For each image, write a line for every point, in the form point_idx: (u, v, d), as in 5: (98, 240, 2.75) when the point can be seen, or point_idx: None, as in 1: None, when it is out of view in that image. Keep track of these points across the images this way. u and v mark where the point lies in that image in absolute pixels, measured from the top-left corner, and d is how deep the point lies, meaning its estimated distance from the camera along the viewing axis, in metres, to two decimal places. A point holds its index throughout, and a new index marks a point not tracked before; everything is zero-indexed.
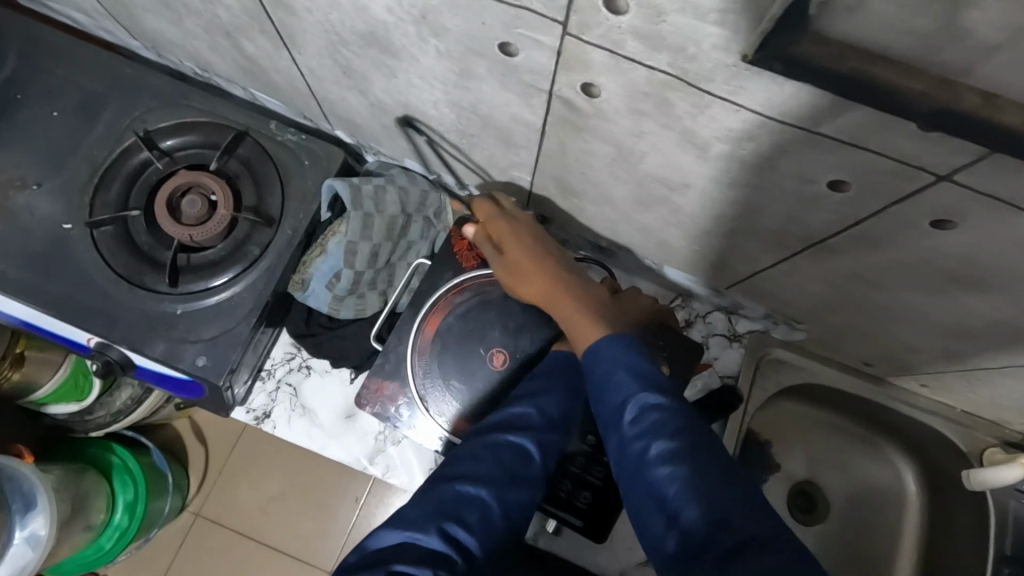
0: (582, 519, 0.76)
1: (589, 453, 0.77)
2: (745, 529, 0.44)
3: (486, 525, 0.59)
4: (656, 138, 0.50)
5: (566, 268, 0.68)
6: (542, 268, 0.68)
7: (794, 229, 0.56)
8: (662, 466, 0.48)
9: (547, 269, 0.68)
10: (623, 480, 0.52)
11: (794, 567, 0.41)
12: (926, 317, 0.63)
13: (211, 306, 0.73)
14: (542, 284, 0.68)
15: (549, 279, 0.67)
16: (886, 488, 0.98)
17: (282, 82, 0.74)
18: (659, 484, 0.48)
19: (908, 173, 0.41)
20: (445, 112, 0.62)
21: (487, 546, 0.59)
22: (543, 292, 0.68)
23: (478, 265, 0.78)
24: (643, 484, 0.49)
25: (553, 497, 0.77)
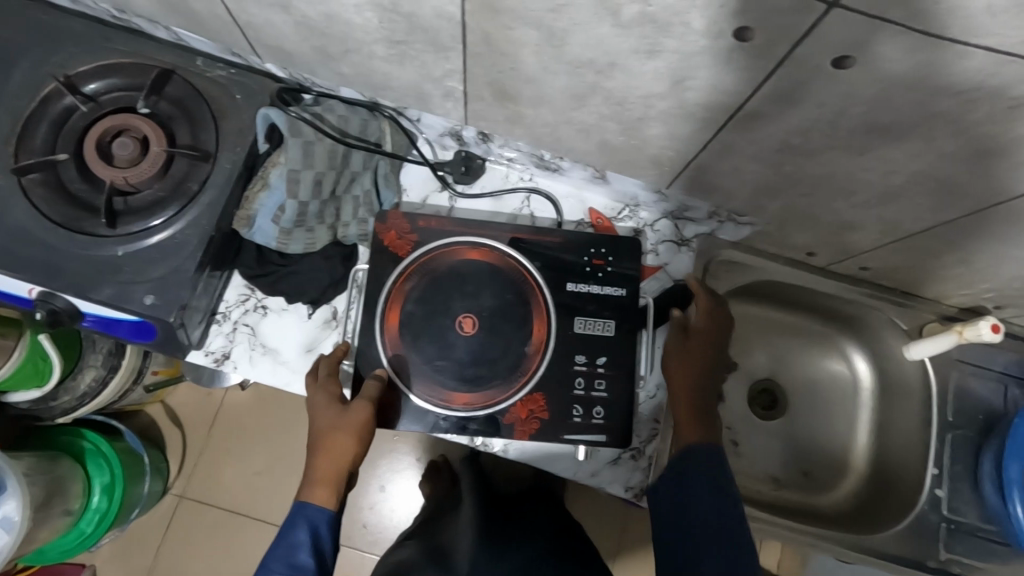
0: (604, 433, 0.78)
1: (586, 372, 0.79)
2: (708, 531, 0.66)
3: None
4: (573, 9, 0.51)
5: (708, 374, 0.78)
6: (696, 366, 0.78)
7: (717, 99, 0.57)
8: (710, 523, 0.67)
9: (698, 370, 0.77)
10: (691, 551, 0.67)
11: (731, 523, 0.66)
12: (851, 183, 0.66)
13: (153, 247, 0.72)
14: (692, 382, 0.77)
15: (698, 378, 0.77)
16: (840, 381, 1.01)
17: (201, 12, 0.72)
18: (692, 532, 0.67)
19: (807, 6, 0.43)
20: (369, 17, 0.61)
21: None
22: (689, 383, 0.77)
23: (414, 248, 0.81)
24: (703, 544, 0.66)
25: (568, 426, 0.78)
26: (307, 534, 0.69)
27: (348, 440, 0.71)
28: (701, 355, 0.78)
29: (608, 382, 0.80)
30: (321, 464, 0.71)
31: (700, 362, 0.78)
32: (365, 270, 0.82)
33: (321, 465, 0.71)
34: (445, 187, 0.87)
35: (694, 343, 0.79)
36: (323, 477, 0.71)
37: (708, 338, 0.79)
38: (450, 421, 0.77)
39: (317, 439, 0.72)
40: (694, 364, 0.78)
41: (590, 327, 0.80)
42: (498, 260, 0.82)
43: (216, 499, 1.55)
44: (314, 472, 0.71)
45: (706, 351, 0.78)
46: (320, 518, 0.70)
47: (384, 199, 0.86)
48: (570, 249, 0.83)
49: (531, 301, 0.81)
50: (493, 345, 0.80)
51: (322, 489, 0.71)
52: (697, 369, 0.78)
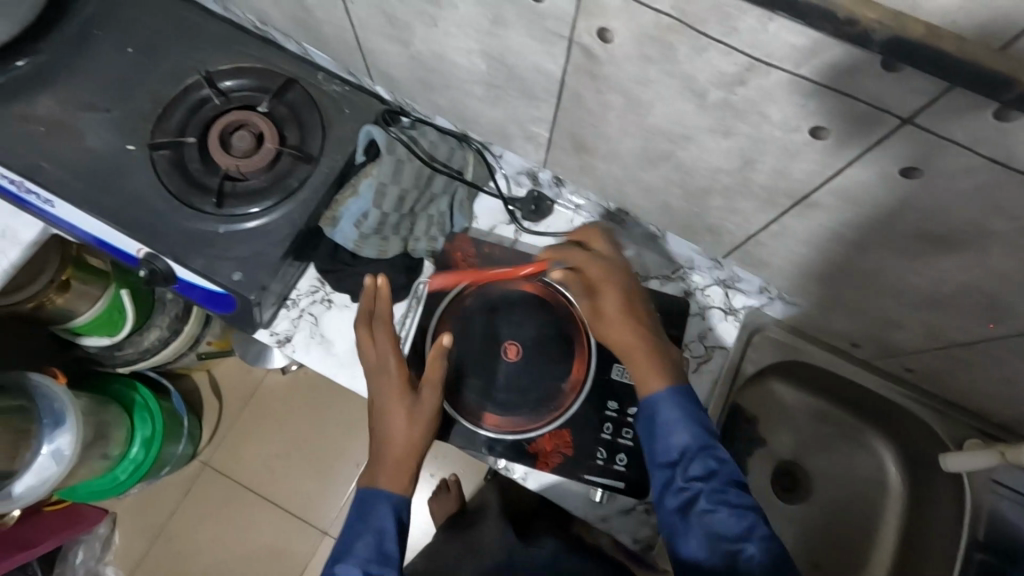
0: (624, 481, 0.79)
1: (616, 419, 0.82)
2: (683, 464, 0.66)
3: (381, 559, 0.70)
4: (661, 86, 0.56)
5: (645, 320, 0.74)
6: (631, 315, 0.73)
7: (782, 186, 0.61)
8: (682, 451, 0.67)
9: (633, 317, 0.73)
10: (671, 486, 0.66)
11: (699, 442, 0.67)
12: (901, 282, 0.68)
13: (247, 230, 0.80)
14: (632, 334, 0.72)
15: (635, 325, 0.73)
16: (870, 480, 0.99)
17: (331, 34, 0.81)
18: (668, 459, 0.67)
19: (879, 117, 0.47)
20: (477, 63, 0.68)
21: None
22: (629, 335, 0.72)
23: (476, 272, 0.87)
24: (676, 472, 0.66)
25: (590, 466, 0.80)
26: (391, 521, 0.72)
27: (423, 431, 0.76)
28: (628, 307, 0.74)
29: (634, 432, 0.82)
30: (396, 453, 0.74)
31: (629, 305, 0.74)
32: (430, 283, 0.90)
33: (397, 455, 0.74)
34: (512, 221, 0.93)
35: (603, 301, 0.74)
36: (399, 466, 0.74)
37: (612, 289, 0.74)
38: (480, 439, 0.81)
39: (393, 429, 0.75)
40: (622, 321, 0.73)
41: (626, 376, 0.83)
42: (549, 297, 0.86)
43: (236, 473, 1.63)
44: (392, 459, 0.74)
45: (625, 304, 0.74)
46: (402, 503, 0.74)
47: (455, 223, 0.91)
48: None
49: (575, 341, 0.85)
50: (533, 375, 0.84)
51: (400, 477, 0.74)
52: (631, 323, 0.73)
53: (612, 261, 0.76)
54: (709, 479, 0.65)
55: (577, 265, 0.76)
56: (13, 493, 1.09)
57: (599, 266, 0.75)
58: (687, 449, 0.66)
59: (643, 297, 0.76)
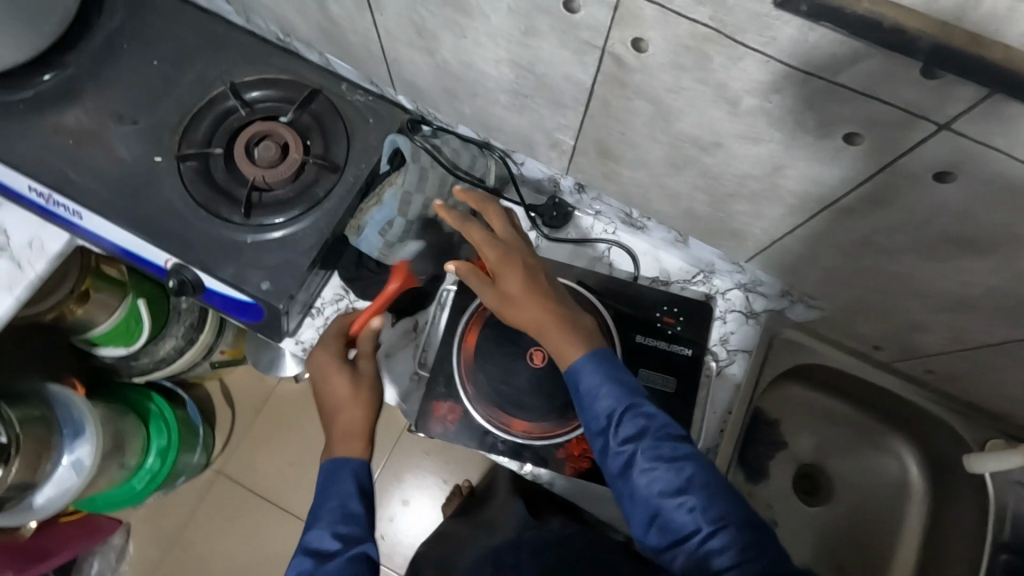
0: None
1: None
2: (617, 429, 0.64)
3: (347, 517, 0.72)
4: (693, 94, 0.57)
5: (543, 284, 0.71)
6: (533, 286, 0.70)
7: (811, 190, 0.62)
8: (609, 416, 0.65)
9: (534, 286, 0.70)
10: (607, 451, 0.64)
11: (631, 406, 0.65)
12: (927, 286, 0.68)
13: (275, 240, 0.81)
14: (534, 302, 0.69)
15: (535, 293, 0.70)
16: (892, 483, 0.99)
17: (356, 45, 0.82)
18: (598, 423, 0.65)
19: (915, 123, 0.48)
20: (505, 72, 0.69)
21: (355, 532, 0.71)
22: (531, 306, 0.69)
23: None
24: (608, 437, 0.64)
25: None
26: (352, 484, 0.74)
27: (365, 403, 0.81)
28: (526, 277, 0.71)
29: None
30: (347, 422, 0.79)
31: (524, 271, 0.71)
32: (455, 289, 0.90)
33: (352, 424, 0.79)
34: (533, 227, 0.94)
35: (509, 281, 0.71)
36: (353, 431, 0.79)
37: (515, 267, 0.71)
38: (507, 445, 0.82)
39: (343, 397, 0.80)
40: (527, 296, 0.69)
41: (652, 380, 0.84)
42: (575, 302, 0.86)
43: (250, 481, 1.63)
44: (344, 429, 0.79)
45: (528, 279, 0.70)
46: (362, 468, 0.76)
47: None
48: (643, 304, 0.88)
49: None
50: (560, 381, 0.84)
51: (357, 445, 0.78)
52: (534, 297, 0.69)
53: (489, 236, 0.73)
54: (645, 440, 0.63)
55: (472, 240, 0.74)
56: (32, 503, 1.08)
57: (486, 243, 0.73)
58: (613, 404, 0.65)
59: (531, 258, 0.73)
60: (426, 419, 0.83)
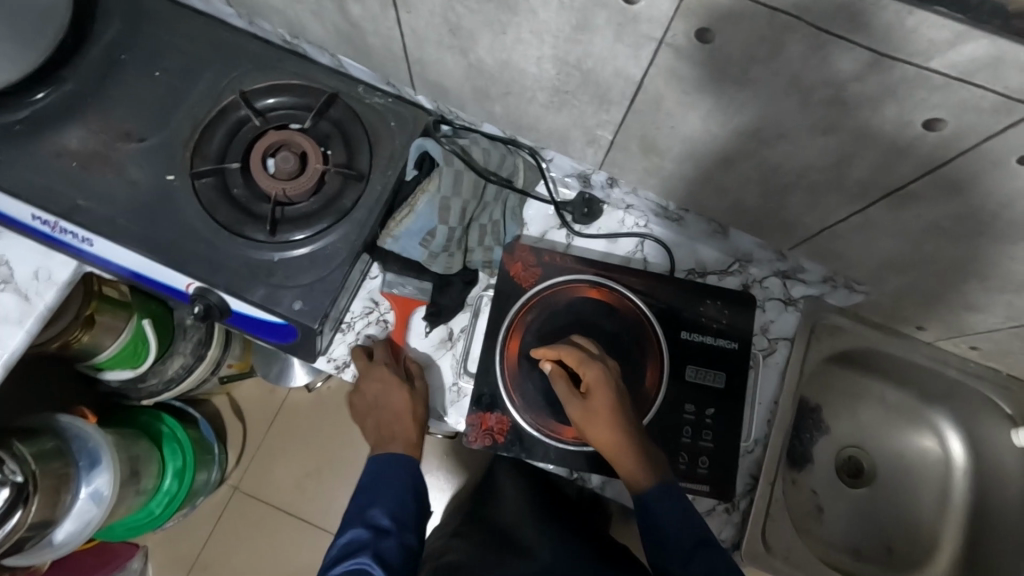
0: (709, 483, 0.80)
1: (694, 421, 0.83)
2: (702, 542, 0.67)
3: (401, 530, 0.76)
4: (762, 85, 0.54)
5: (631, 420, 0.73)
6: (623, 421, 0.72)
7: (877, 178, 0.60)
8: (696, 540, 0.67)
9: (623, 421, 0.72)
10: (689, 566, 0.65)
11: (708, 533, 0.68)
12: (988, 267, 0.67)
13: (300, 257, 0.77)
14: (620, 438, 0.71)
15: (623, 430, 0.71)
16: (930, 459, 0.99)
17: (377, 46, 0.78)
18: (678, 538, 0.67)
19: (1009, 108, 0.46)
20: (546, 69, 0.66)
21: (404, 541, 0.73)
22: (616, 439, 0.71)
23: (537, 282, 0.86)
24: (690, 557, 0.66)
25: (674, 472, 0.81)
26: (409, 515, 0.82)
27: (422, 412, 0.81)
28: (617, 410, 0.73)
29: (713, 432, 0.83)
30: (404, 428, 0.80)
31: (617, 403, 0.73)
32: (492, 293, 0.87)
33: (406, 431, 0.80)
34: (564, 225, 0.91)
35: (597, 401, 0.73)
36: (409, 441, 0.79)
37: (609, 390, 0.73)
38: (557, 452, 0.80)
39: (396, 406, 0.80)
40: (613, 423, 0.72)
41: (700, 377, 0.84)
42: (616, 302, 0.86)
43: (268, 495, 1.59)
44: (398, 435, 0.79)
45: (619, 407, 0.73)
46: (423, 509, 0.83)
47: (508, 231, 0.89)
48: (686, 299, 0.87)
49: (646, 344, 0.85)
50: None
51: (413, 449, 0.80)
52: (618, 425, 0.72)
53: (591, 358, 0.75)
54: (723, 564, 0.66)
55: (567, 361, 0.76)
56: (54, 539, 1.01)
57: (592, 368, 0.74)
58: (680, 543, 0.66)
59: (627, 394, 0.76)
60: (473, 432, 0.80)
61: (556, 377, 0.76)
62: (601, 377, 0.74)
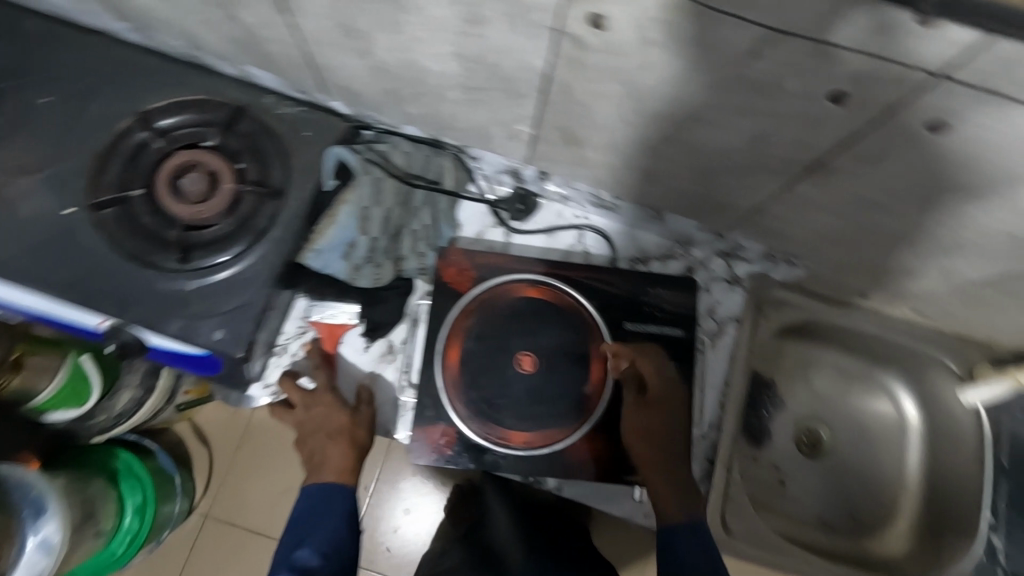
0: None
1: None
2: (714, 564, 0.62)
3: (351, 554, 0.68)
4: (666, 69, 0.51)
5: (678, 445, 0.75)
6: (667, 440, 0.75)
7: (796, 154, 0.58)
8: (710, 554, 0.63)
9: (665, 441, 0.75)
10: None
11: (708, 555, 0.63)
12: (917, 233, 0.66)
13: (219, 283, 0.73)
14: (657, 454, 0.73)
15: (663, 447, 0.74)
16: (888, 424, 0.99)
17: (278, 53, 0.73)
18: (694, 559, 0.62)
19: (907, 76, 0.44)
20: (450, 66, 0.62)
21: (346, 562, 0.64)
22: (653, 453, 0.74)
23: (473, 285, 0.83)
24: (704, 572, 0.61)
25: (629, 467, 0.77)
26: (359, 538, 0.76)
27: (362, 435, 0.77)
28: (665, 427, 0.75)
29: None
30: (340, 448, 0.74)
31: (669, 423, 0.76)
32: (427, 301, 0.84)
33: (341, 452, 0.73)
34: (500, 223, 0.89)
35: (651, 415, 0.76)
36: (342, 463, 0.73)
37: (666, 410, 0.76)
38: (507, 458, 0.77)
39: (335, 429, 0.76)
40: (658, 439, 0.75)
41: (648, 368, 0.81)
42: (556, 298, 0.83)
43: (241, 520, 1.53)
44: (332, 456, 0.73)
45: (669, 428, 0.75)
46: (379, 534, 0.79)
47: (442, 234, 0.86)
48: (630, 288, 0.84)
49: (591, 339, 0.82)
50: (551, 383, 0.80)
51: (347, 473, 0.72)
52: (662, 443, 0.74)
53: (661, 375, 0.79)
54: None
55: (638, 370, 0.79)
56: None
57: (655, 384, 0.78)
58: (686, 560, 0.62)
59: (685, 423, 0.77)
60: (419, 447, 0.77)
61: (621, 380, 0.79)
62: (660, 395, 0.77)
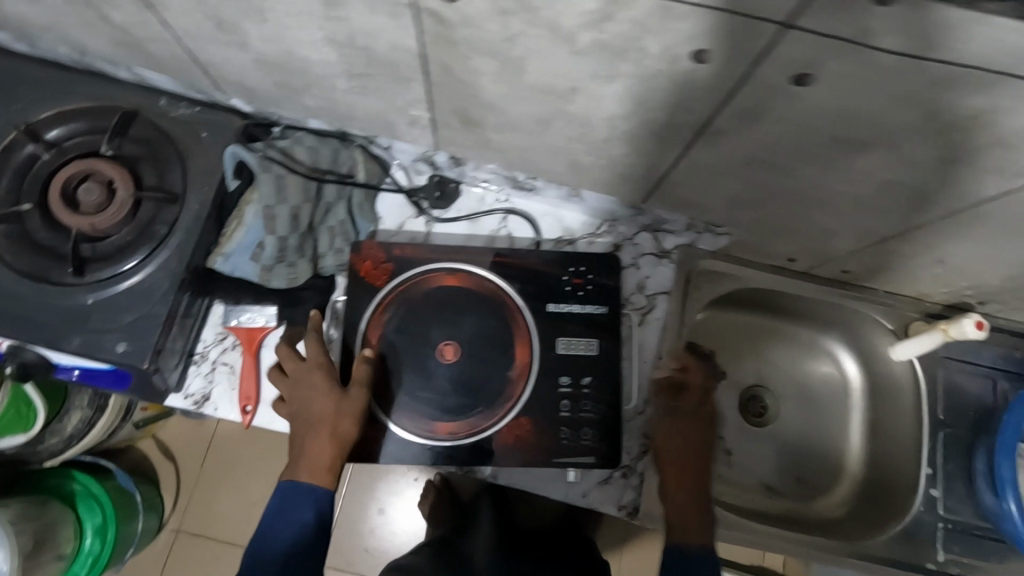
0: (592, 454, 0.77)
1: (571, 393, 0.79)
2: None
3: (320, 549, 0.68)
4: (529, 39, 0.50)
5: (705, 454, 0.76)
6: (695, 447, 0.76)
7: (681, 119, 0.57)
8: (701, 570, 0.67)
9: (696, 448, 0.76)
10: None
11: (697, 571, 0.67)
12: (820, 193, 0.65)
13: (124, 292, 0.71)
14: (683, 460, 0.75)
15: (690, 454, 0.75)
16: (828, 385, 0.99)
17: (162, 53, 0.71)
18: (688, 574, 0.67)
19: (757, 28, 0.42)
20: (326, 53, 0.60)
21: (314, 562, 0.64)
22: (681, 460, 0.75)
23: (390, 278, 0.81)
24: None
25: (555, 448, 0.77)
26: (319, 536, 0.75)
27: (348, 424, 0.71)
28: (694, 436, 0.77)
29: (593, 403, 0.79)
30: (318, 444, 0.69)
31: (700, 433, 0.77)
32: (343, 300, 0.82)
33: (319, 448, 0.69)
34: (420, 213, 0.87)
35: (683, 425, 0.77)
36: (320, 456, 0.69)
37: (703, 422, 0.78)
38: (433, 451, 0.76)
39: (315, 419, 0.71)
40: (687, 446, 0.76)
41: (573, 347, 0.80)
42: (475, 284, 0.82)
43: (215, 529, 1.50)
44: (309, 453, 0.69)
45: (701, 438, 0.77)
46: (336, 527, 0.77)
47: (360, 229, 0.84)
48: (552, 268, 0.84)
49: (512, 324, 0.81)
50: (475, 371, 0.80)
51: (322, 474, 0.69)
52: (692, 451, 0.75)
53: (703, 389, 0.81)
54: None
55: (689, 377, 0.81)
56: None
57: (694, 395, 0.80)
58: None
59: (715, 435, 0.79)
60: None
61: (666, 385, 0.81)
62: (696, 408, 0.79)
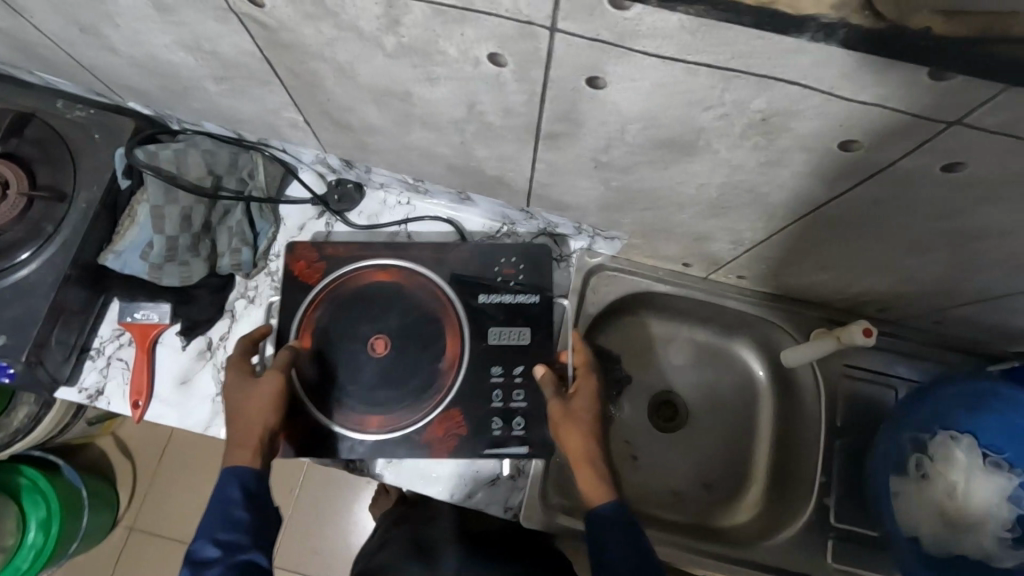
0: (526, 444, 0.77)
1: (504, 384, 0.80)
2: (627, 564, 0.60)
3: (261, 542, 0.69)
4: (344, 42, 0.51)
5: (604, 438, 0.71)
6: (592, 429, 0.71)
7: (517, 121, 0.58)
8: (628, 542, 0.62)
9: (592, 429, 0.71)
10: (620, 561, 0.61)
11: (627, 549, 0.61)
12: (677, 196, 0.66)
13: (11, 286, 0.74)
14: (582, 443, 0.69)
15: (588, 435, 0.70)
16: (740, 390, 0.99)
17: (50, 58, 0.74)
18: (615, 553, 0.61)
19: (531, 32, 0.43)
20: (183, 56, 0.62)
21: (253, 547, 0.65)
22: (580, 445, 0.69)
23: (325, 273, 0.83)
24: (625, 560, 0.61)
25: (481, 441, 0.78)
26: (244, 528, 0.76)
27: (260, 407, 0.71)
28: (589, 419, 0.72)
29: (526, 394, 0.80)
30: (236, 429, 0.70)
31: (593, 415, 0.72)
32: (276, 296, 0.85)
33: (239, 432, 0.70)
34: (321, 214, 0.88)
35: (578, 410, 0.72)
36: (243, 442, 0.69)
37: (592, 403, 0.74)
38: (367, 443, 0.78)
39: (232, 408, 0.71)
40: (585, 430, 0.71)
41: (505, 338, 0.82)
42: (405, 280, 0.84)
43: (168, 528, 1.50)
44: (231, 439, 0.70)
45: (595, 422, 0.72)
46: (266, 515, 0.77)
47: (259, 230, 0.85)
48: (479, 265, 0.85)
49: (441, 319, 0.83)
50: (401, 366, 0.81)
51: (247, 453, 0.69)
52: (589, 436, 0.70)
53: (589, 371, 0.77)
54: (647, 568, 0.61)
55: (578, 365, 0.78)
56: None
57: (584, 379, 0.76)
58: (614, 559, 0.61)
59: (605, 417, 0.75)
60: None
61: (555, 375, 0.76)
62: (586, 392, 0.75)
